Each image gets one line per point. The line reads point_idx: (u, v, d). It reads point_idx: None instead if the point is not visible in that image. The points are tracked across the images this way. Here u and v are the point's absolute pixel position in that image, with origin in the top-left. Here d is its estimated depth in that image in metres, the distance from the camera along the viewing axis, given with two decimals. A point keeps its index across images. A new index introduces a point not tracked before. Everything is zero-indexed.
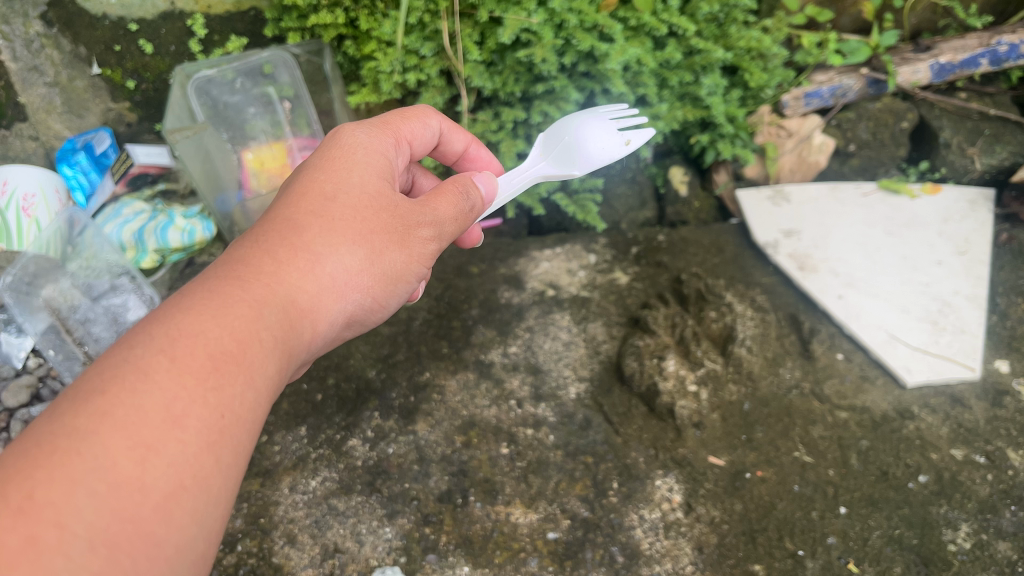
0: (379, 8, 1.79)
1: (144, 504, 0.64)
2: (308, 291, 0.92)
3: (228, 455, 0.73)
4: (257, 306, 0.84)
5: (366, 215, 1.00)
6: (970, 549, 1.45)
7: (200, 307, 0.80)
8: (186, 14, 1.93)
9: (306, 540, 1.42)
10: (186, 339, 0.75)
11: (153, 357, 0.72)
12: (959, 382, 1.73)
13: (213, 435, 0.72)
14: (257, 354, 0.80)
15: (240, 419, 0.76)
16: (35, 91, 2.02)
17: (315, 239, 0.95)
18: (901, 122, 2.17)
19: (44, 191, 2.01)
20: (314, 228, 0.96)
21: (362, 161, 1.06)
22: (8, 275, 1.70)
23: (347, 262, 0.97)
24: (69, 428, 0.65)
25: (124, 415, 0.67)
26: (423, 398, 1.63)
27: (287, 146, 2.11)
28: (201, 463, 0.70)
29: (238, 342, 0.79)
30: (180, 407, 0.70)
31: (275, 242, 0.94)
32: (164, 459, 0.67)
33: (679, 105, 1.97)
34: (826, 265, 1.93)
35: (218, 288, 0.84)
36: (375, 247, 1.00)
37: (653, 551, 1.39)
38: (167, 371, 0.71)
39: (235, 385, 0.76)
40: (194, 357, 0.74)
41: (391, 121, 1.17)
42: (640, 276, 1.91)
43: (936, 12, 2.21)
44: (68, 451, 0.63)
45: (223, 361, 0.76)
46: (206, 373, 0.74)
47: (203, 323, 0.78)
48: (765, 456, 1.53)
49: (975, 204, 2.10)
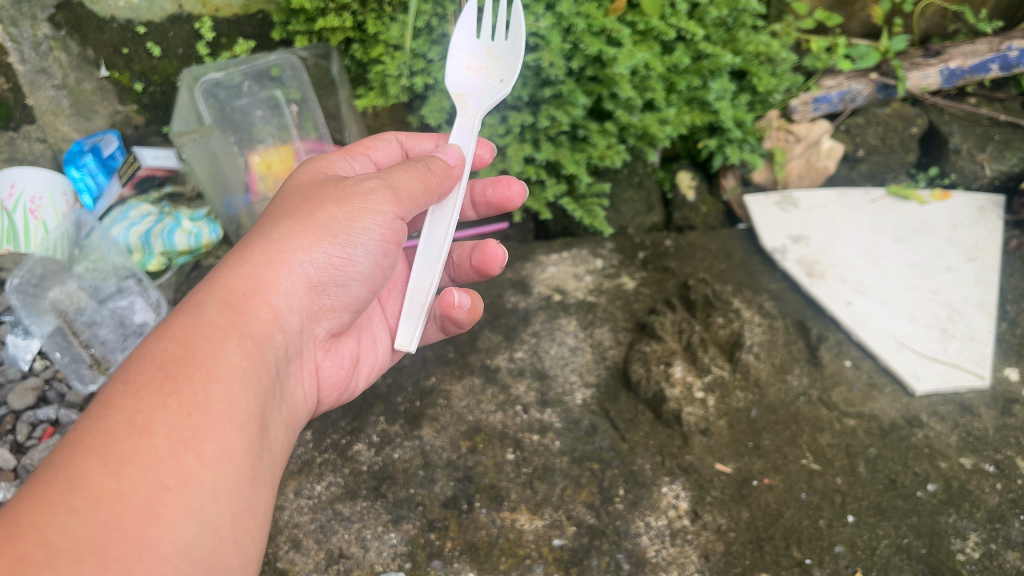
0: (386, 12, 1.80)
1: (126, 510, 0.66)
2: (259, 281, 0.95)
3: (209, 447, 0.75)
4: (203, 310, 0.88)
5: (296, 201, 1.06)
6: (979, 559, 1.43)
7: (153, 334, 0.85)
8: (194, 17, 1.92)
9: (311, 545, 1.41)
10: (138, 362, 0.80)
11: (113, 388, 0.76)
12: (968, 390, 1.72)
13: (183, 431, 0.74)
14: (212, 350, 0.83)
15: (212, 413, 0.77)
16: (43, 94, 2.04)
17: (257, 241, 1.00)
18: (910, 128, 2.16)
19: (52, 192, 2.04)
20: (258, 234, 1.01)
21: (294, 178, 1.16)
22: (14, 276, 1.74)
23: (280, 232, 1.00)
24: (47, 468, 0.69)
25: (91, 439, 0.70)
26: (428, 403, 1.63)
27: (294, 150, 2.11)
28: (178, 459, 0.72)
29: (188, 345, 0.82)
30: (140, 415, 0.73)
31: (227, 260, 0.98)
32: (137, 465, 0.69)
33: (688, 110, 1.95)
34: (834, 271, 1.92)
35: (170, 315, 0.89)
36: (308, 212, 1.02)
37: (659, 558, 1.38)
38: (122, 392, 0.76)
39: (194, 382, 0.78)
40: (145, 372, 0.78)
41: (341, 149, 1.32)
42: (647, 281, 1.91)
43: (947, 17, 2.19)
44: (46, 484, 0.67)
45: (174, 363, 0.79)
46: (160, 381, 0.77)
47: (156, 345, 0.82)
48: (772, 463, 1.52)
49: (984, 210, 2.08)
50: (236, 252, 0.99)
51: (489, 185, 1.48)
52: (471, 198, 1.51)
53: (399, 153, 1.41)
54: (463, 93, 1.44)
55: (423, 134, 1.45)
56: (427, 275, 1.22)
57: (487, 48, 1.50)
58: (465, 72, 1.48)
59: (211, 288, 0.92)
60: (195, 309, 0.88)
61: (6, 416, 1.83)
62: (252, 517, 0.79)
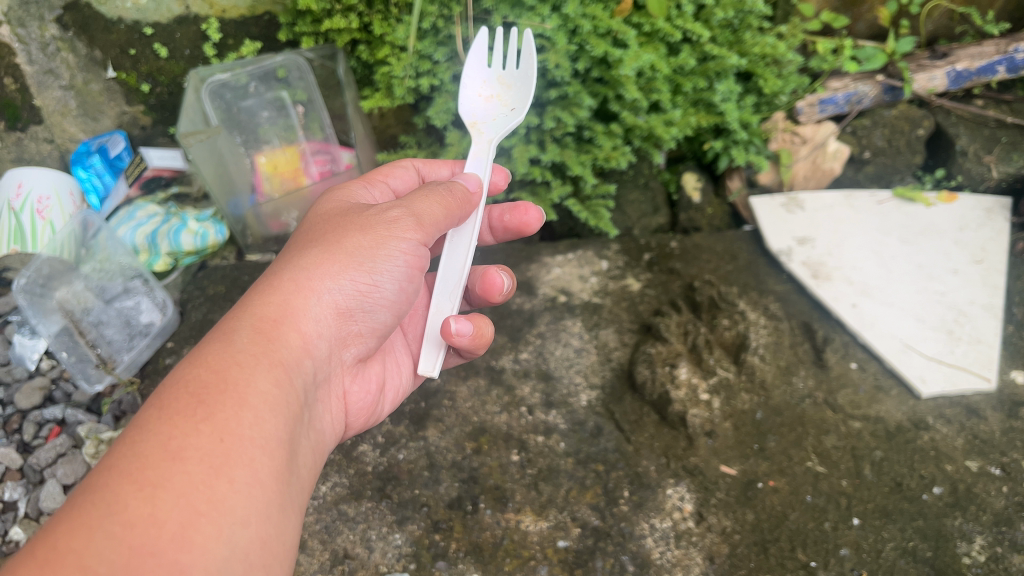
0: (393, 13, 1.80)
1: (161, 535, 0.66)
2: (287, 308, 0.95)
3: (242, 473, 0.75)
4: (235, 337, 0.88)
5: (321, 228, 1.07)
6: (985, 562, 1.42)
7: (184, 360, 0.85)
8: (201, 19, 1.93)
9: (316, 545, 1.41)
10: (171, 389, 0.80)
11: (147, 415, 0.77)
12: (975, 393, 1.71)
13: (216, 457, 0.74)
14: (243, 375, 0.84)
15: (242, 439, 0.78)
16: (50, 94, 2.05)
17: (285, 267, 1.00)
18: (917, 130, 2.15)
19: (59, 193, 2.04)
20: (285, 261, 1.02)
21: (317, 206, 1.16)
22: (22, 277, 1.71)
23: (307, 260, 1.01)
24: (83, 491, 0.69)
25: (126, 464, 0.71)
26: (433, 404, 1.63)
27: (300, 150, 2.15)
28: (212, 485, 0.72)
29: (219, 372, 0.83)
30: (176, 441, 0.74)
31: (255, 288, 0.99)
32: (172, 489, 0.69)
33: (693, 111, 1.95)
34: (841, 273, 1.92)
35: (201, 342, 0.89)
36: (335, 240, 1.03)
37: (663, 560, 1.38)
38: (156, 418, 0.76)
39: (226, 409, 0.79)
40: (178, 399, 0.78)
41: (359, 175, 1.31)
42: (652, 282, 1.90)
43: (953, 19, 2.19)
44: (81, 508, 0.67)
45: (207, 390, 0.80)
46: (193, 407, 0.77)
47: (188, 372, 0.83)
48: (777, 466, 1.52)
49: (991, 212, 2.07)
50: (263, 279, 1.00)
51: (506, 210, 1.48)
52: (488, 223, 1.51)
53: (416, 179, 1.40)
54: (477, 121, 1.44)
55: (440, 161, 1.43)
56: (448, 301, 1.22)
57: (499, 77, 1.51)
58: (479, 100, 1.49)
59: (242, 314, 0.93)
60: (227, 335, 0.89)
61: (14, 416, 1.85)
62: (281, 543, 0.79)
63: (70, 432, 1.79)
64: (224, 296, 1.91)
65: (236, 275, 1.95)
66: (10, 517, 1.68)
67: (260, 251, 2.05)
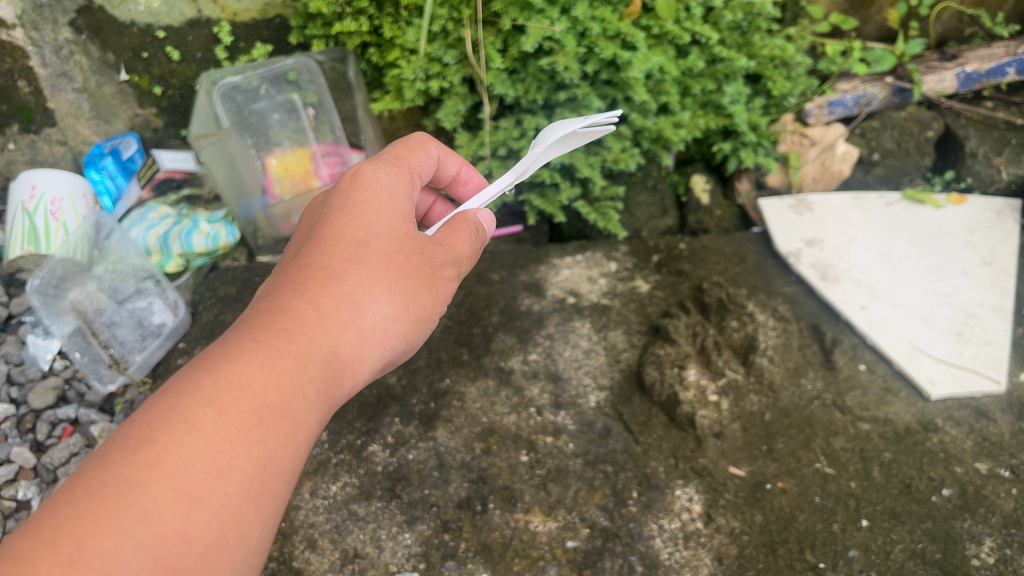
0: (402, 16, 1.81)
1: (186, 556, 0.68)
2: (352, 341, 0.92)
3: (269, 506, 0.77)
4: (300, 350, 0.86)
5: (391, 237, 1.02)
6: (994, 564, 1.43)
7: (247, 354, 0.82)
8: (213, 22, 1.95)
9: (326, 545, 1.43)
10: (233, 393, 0.77)
11: (201, 412, 0.75)
12: (984, 395, 1.71)
13: (253, 486, 0.75)
14: (301, 408, 0.82)
15: (281, 473, 0.78)
16: (64, 97, 2.07)
17: (353, 287, 0.95)
18: (926, 131, 2.16)
19: (72, 195, 2.06)
20: (351, 275, 0.96)
21: (380, 187, 1.07)
22: (35, 277, 1.74)
23: (374, 286, 0.97)
24: (120, 478, 0.68)
25: (171, 467, 0.70)
26: (442, 404, 1.64)
27: (310, 152, 2.13)
28: (242, 514, 0.73)
29: (282, 390, 0.81)
30: (224, 458, 0.73)
31: (317, 290, 0.93)
32: (207, 510, 0.70)
33: (702, 113, 1.96)
34: (849, 275, 1.92)
35: (260, 332, 0.86)
36: (401, 269, 1.00)
37: (672, 561, 1.39)
38: (214, 423, 0.74)
39: (277, 437, 0.78)
40: (240, 412, 0.76)
41: (403, 155, 1.16)
42: (661, 284, 1.91)
43: (962, 21, 2.19)
44: (116, 498, 0.67)
45: (267, 410, 0.78)
46: (250, 426, 0.76)
47: (251, 378, 0.80)
48: (786, 467, 1.52)
49: (1001, 214, 2.06)
50: (327, 276, 0.95)
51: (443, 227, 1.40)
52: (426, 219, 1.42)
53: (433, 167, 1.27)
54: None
55: (457, 159, 1.32)
56: None
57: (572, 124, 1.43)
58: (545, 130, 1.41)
59: (306, 319, 0.89)
60: (291, 341, 0.86)
61: (27, 415, 1.87)
62: None
63: (83, 432, 1.80)
64: (235, 297, 1.92)
65: (248, 276, 1.97)
66: (23, 515, 1.71)
67: (271, 252, 2.09)
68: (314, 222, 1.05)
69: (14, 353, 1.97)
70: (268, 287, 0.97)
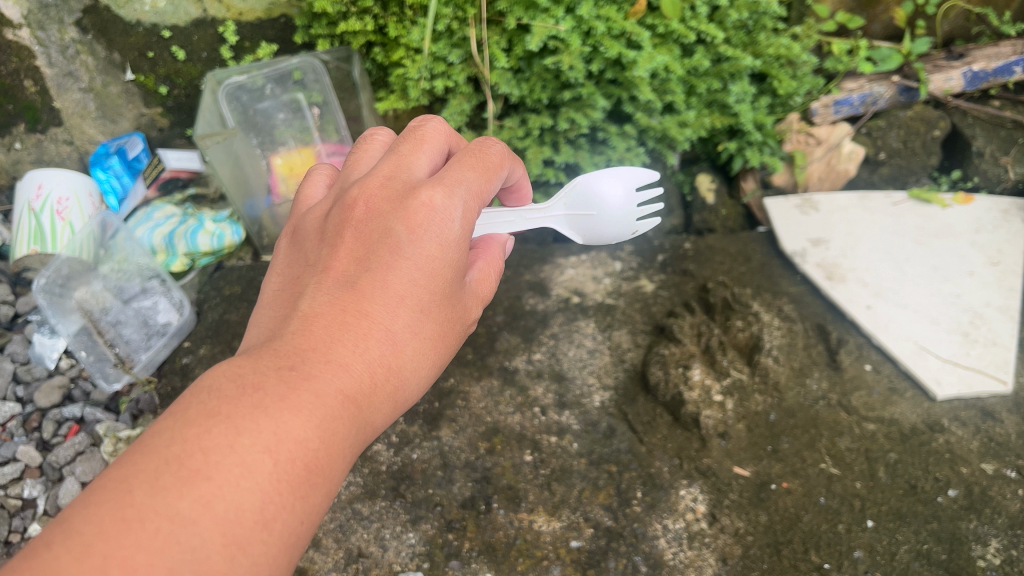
0: (408, 16, 1.81)
1: None
2: (389, 397, 0.89)
3: (297, 558, 0.75)
4: (351, 409, 0.82)
5: (450, 291, 0.95)
6: (1000, 565, 1.43)
7: (306, 404, 0.77)
8: (218, 21, 1.95)
9: (330, 544, 1.44)
10: (290, 445, 0.74)
11: (258, 459, 0.71)
12: (990, 395, 1.70)
13: (291, 540, 0.73)
14: (341, 466, 0.79)
15: (312, 528, 0.76)
16: (70, 97, 2.08)
17: (405, 341, 0.90)
18: (933, 131, 2.17)
19: (78, 195, 2.07)
20: (406, 329, 0.90)
21: (455, 239, 0.93)
22: (41, 277, 1.78)
23: (422, 342, 0.92)
24: (172, 512, 0.65)
25: (224, 511, 0.67)
26: (446, 404, 1.64)
27: (316, 151, 2.12)
28: (277, 566, 0.71)
29: (330, 451, 0.78)
30: (271, 511, 0.70)
31: (371, 339, 0.87)
32: (250, 559, 0.68)
33: (707, 113, 1.95)
34: (855, 275, 1.91)
35: (317, 380, 0.80)
36: (445, 328, 0.96)
37: (676, 561, 1.39)
38: (268, 473, 0.71)
39: (319, 496, 0.76)
40: (294, 468, 0.73)
41: (482, 187, 0.97)
42: (666, 284, 1.90)
43: (970, 20, 2.19)
44: (168, 533, 0.64)
45: (316, 470, 0.76)
46: (300, 483, 0.73)
47: (307, 433, 0.76)
48: (791, 467, 1.51)
49: (1007, 213, 2.05)
50: (382, 328, 0.89)
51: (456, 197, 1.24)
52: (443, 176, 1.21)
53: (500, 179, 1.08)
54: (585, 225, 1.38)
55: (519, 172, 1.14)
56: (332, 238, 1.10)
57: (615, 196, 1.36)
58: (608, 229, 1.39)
59: (357, 375, 0.85)
60: (345, 401, 0.81)
61: (33, 414, 1.87)
62: None
63: (89, 430, 1.81)
64: (240, 296, 1.91)
65: (253, 275, 1.96)
66: (29, 514, 1.72)
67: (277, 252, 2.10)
68: (372, 238, 0.93)
69: (21, 352, 1.98)
70: (317, 304, 0.90)
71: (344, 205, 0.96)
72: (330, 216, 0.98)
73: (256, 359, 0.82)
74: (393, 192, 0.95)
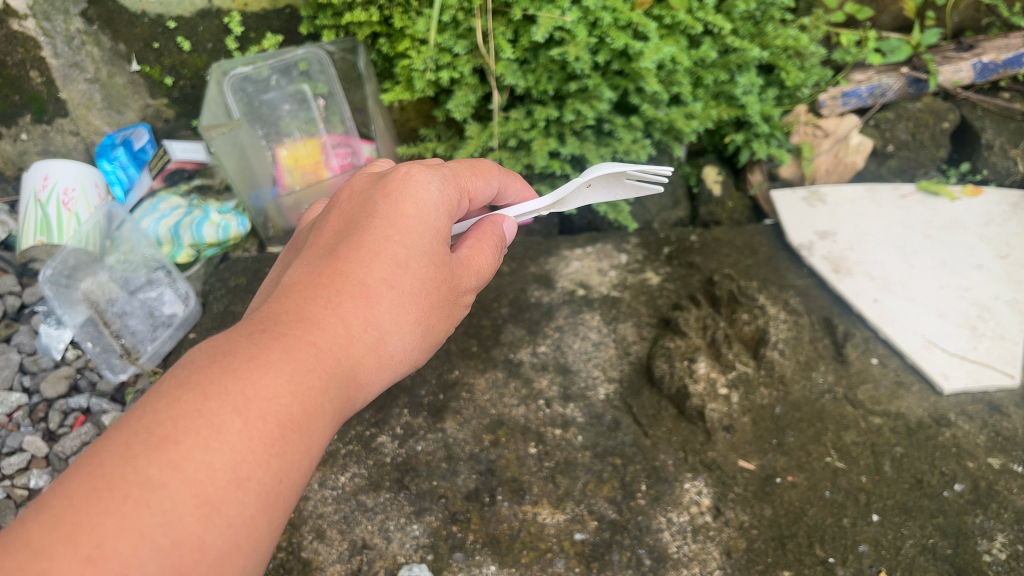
0: (413, 6, 1.80)
1: (201, 564, 0.66)
2: (371, 362, 0.89)
3: (279, 517, 0.75)
4: (328, 367, 0.82)
5: (431, 257, 0.97)
6: (1006, 560, 1.41)
7: (276, 362, 0.78)
8: (223, 12, 1.95)
9: (334, 535, 1.44)
10: (261, 403, 0.74)
11: (225, 418, 0.71)
12: (998, 390, 1.69)
13: (268, 499, 0.73)
14: (320, 424, 0.79)
15: (294, 485, 0.76)
16: (76, 88, 2.08)
17: (384, 304, 0.91)
18: (942, 123, 2.15)
19: (84, 185, 2.08)
20: (384, 294, 0.92)
21: (431, 204, 0.99)
22: (48, 268, 1.76)
23: (403, 306, 0.93)
24: (141, 477, 0.65)
25: (195, 471, 0.67)
26: (451, 396, 1.64)
27: (321, 142, 2.13)
28: (256, 523, 0.71)
29: (307, 405, 0.78)
30: (246, 469, 0.70)
31: (352, 302, 0.89)
32: (224, 519, 0.68)
33: (714, 104, 1.94)
34: (862, 268, 1.90)
35: (288, 339, 0.81)
36: (431, 295, 0.97)
37: (681, 554, 1.39)
38: (239, 432, 0.71)
39: (297, 453, 0.76)
40: (267, 425, 0.73)
41: (457, 170, 1.07)
42: (672, 276, 1.90)
43: (980, 11, 2.17)
44: (138, 497, 0.64)
45: (291, 425, 0.75)
46: (274, 439, 0.73)
47: (279, 390, 0.76)
48: (796, 461, 1.51)
49: (1017, 207, 2.03)
50: (359, 287, 0.90)
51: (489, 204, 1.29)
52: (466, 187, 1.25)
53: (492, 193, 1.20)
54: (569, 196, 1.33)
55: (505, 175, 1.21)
56: None
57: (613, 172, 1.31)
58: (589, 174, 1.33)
59: (333, 333, 0.85)
60: (319, 357, 0.82)
61: (39, 404, 1.88)
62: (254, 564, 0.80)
63: (94, 421, 1.82)
64: (245, 288, 1.92)
65: (258, 267, 1.96)
66: None
67: (281, 243, 2.11)
68: (356, 214, 0.99)
69: (27, 343, 1.99)
70: (298, 278, 0.91)
71: (332, 203, 1.06)
72: (321, 216, 1.06)
73: (231, 330, 0.83)
74: (375, 180, 1.04)
